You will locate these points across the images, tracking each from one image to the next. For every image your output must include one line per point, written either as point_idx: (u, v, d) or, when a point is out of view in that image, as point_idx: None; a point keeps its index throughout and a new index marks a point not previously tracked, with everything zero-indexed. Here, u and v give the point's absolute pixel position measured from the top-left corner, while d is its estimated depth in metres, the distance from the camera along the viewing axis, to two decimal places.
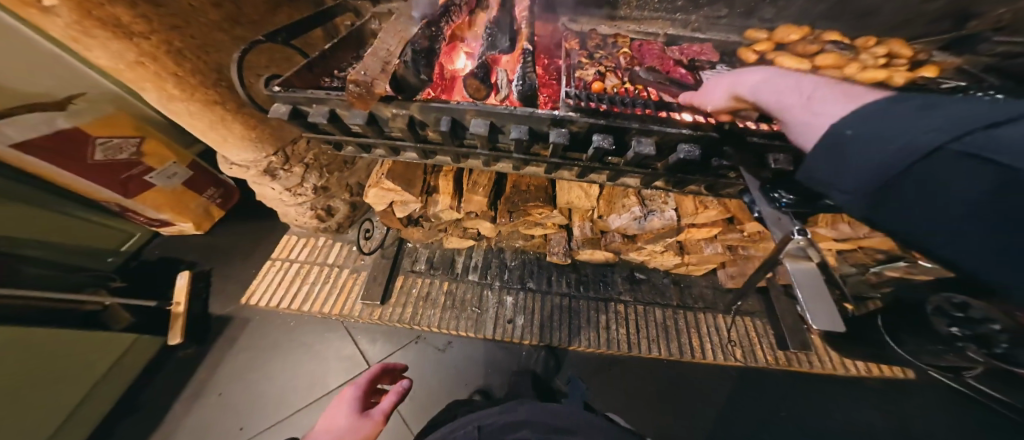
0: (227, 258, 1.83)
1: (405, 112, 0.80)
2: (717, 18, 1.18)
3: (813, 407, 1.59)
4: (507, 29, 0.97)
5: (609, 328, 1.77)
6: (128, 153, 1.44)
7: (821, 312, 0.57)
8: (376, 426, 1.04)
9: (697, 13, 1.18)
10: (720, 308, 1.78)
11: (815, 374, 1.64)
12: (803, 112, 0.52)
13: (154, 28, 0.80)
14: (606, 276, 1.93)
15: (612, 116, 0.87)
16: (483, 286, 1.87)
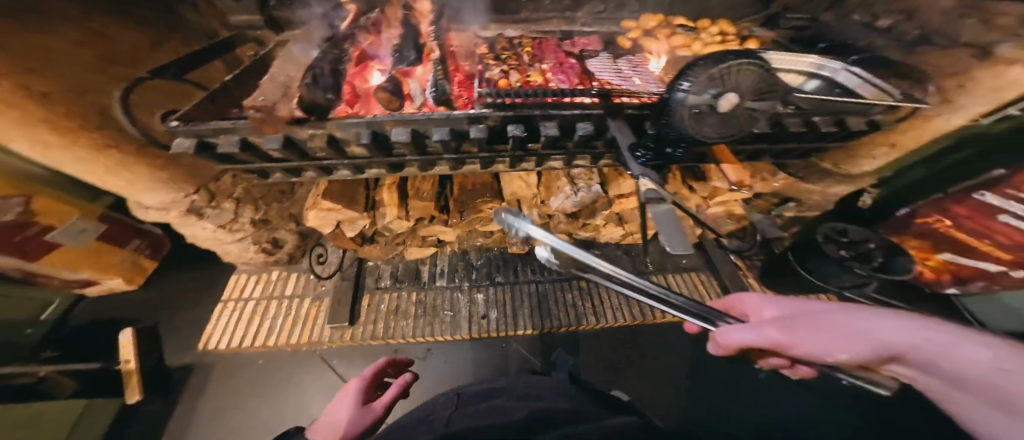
0: (175, 308, 1.74)
1: (322, 132, 0.84)
2: (598, 12, 1.33)
3: None
4: (412, 44, 1.02)
5: (576, 305, 1.89)
6: (14, 213, 1.18)
7: (675, 239, 0.65)
8: (380, 417, 1.02)
9: (581, 10, 1.33)
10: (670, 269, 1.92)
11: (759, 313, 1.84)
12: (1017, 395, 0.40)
13: (5, 71, 0.70)
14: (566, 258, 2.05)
15: (519, 106, 0.97)
16: (453, 289, 1.92)
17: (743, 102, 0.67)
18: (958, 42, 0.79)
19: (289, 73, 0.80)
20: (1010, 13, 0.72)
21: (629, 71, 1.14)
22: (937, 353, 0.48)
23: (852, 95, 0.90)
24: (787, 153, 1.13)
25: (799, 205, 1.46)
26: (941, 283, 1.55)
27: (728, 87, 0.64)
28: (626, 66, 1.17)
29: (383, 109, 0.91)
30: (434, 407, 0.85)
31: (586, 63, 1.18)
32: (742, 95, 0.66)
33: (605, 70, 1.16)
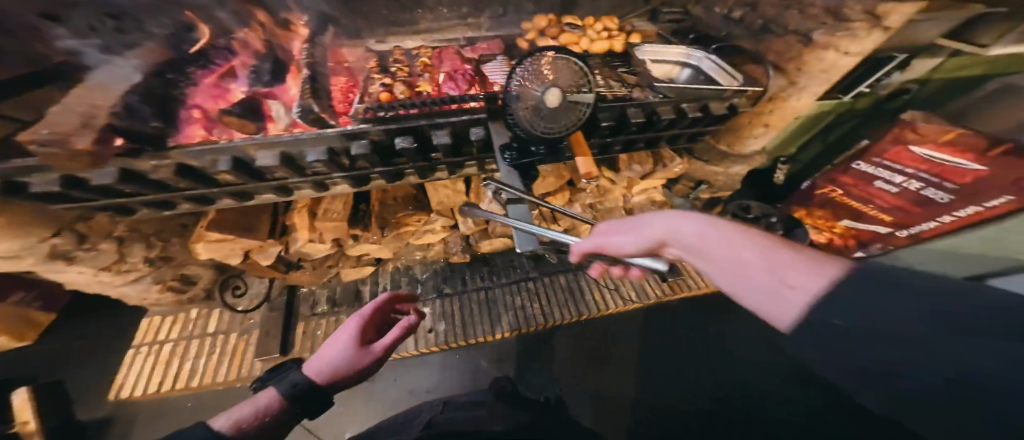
0: (80, 360, 1.58)
1: (167, 161, 0.76)
2: (497, 16, 1.24)
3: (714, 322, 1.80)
4: (271, 60, 0.97)
5: (523, 307, 1.82)
6: None
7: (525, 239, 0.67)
8: (379, 362, 0.79)
9: (481, 12, 1.22)
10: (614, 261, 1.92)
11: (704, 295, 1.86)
12: (746, 261, 0.43)
13: None
14: (514, 261, 1.98)
15: (401, 117, 0.88)
16: None
17: (570, 92, 0.65)
18: (789, 30, 0.88)
19: (95, 99, 0.69)
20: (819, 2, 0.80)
21: None
22: (696, 237, 0.50)
23: (710, 83, 0.98)
24: (678, 138, 1.17)
25: (710, 186, 1.50)
26: (849, 248, 1.56)
27: (548, 81, 0.64)
28: None
29: (240, 133, 0.81)
30: (420, 414, 0.90)
31: (480, 67, 1.08)
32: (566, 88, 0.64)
33: (499, 72, 1.10)
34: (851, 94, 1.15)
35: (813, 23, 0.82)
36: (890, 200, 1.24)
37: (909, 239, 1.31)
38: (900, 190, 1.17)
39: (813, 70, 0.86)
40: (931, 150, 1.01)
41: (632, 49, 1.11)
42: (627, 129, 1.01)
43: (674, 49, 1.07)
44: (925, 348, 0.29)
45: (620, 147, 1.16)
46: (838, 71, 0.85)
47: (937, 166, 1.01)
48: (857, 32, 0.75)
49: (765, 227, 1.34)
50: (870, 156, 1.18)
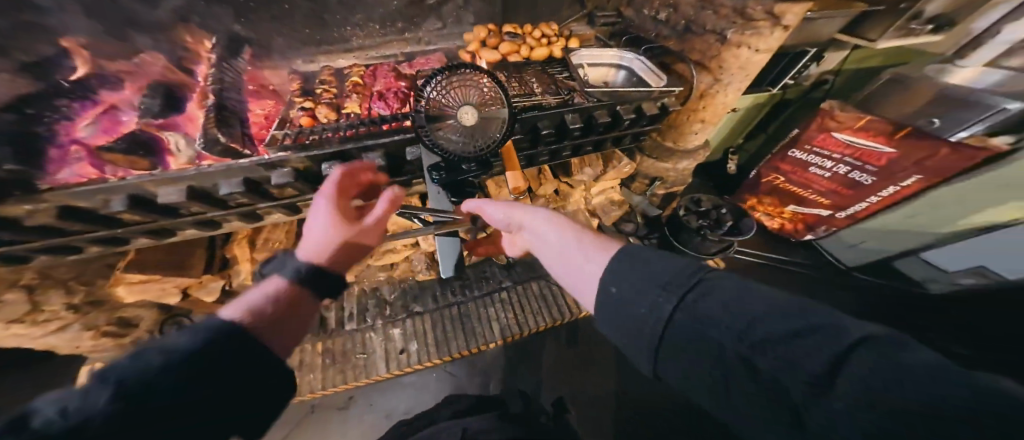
0: None
1: (45, 205, 0.66)
2: (439, 30, 1.03)
3: None
4: (161, 92, 0.88)
5: (499, 318, 1.72)
6: None
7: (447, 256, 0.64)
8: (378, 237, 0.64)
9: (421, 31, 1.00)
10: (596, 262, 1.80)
11: None
12: (574, 254, 0.50)
13: None
14: (487, 271, 1.85)
15: (324, 142, 0.77)
16: (365, 330, 1.64)
17: (485, 112, 0.60)
18: (706, 30, 0.96)
19: None
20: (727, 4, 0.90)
21: None
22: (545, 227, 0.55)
23: (642, 83, 1.02)
24: (625, 139, 1.20)
25: (664, 182, 1.54)
26: (800, 232, 1.60)
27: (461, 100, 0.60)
28: None
29: (128, 170, 0.72)
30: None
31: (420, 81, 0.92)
32: (480, 108, 0.60)
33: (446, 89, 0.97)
34: (776, 85, 1.44)
35: (724, 23, 0.91)
36: (826, 184, 1.35)
37: (848, 220, 1.41)
38: (833, 174, 1.29)
39: (732, 68, 0.96)
40: (852, 135, 1.16)
41: (571, 55, 1.09)
42: (568, 136, 1.00)
43: (608, 52, 1.07)
44: (739, 340, 0.30)
45: (568, 151, 1.16)
46: (754, 66, 0.97)
47: (858, 150, 1.17)
48: (761, 30, 0.86)
49: (715, 219, 1.39)
50: (800, 144, 1.30)
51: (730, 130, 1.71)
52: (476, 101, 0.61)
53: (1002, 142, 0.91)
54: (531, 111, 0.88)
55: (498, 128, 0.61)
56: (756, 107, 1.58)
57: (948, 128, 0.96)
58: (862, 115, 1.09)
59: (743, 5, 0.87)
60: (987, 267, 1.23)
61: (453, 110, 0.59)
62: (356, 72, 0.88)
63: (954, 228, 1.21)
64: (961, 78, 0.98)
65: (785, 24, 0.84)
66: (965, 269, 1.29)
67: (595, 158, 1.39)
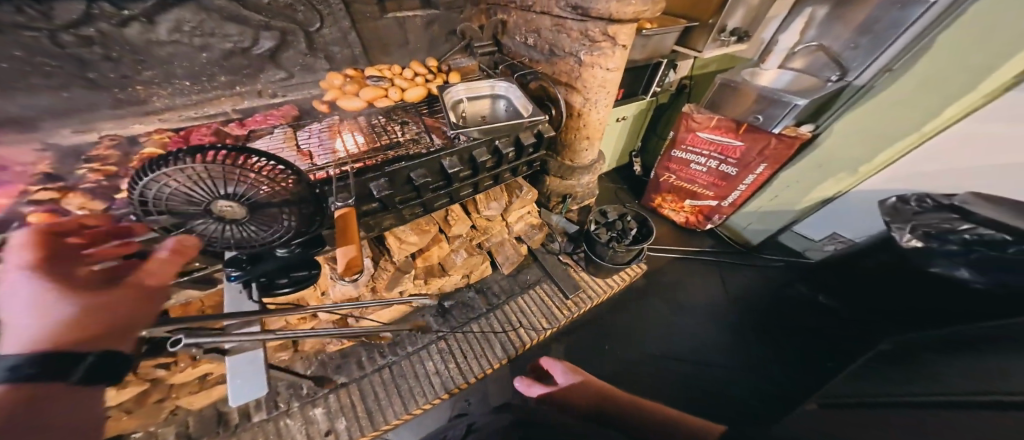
0: None
1: None
2: (284, 80, 0.89)
3: (689, 285, 1.59)
4: None
5: (460, 356, 1.31)
6: None
7: (247, 386, 0.57)
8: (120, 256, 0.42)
9: (257, 82, 0.86)
10: (558, 276, 1.54)
11: (662, 270, 1.65)
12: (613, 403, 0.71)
13: None
14: (421, 321, 1.39)
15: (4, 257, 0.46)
16: (276, 420, 1.09)
17: (271, 204, 0.51)
18: (565, 52, 1.05)
19: None
20: (575, 28, 0.98)
21: (316, 147, 0.76)
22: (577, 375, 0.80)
23: (516, 112, 1.00)
24: (528, 166, 1.18)
25: (575, 198, 1.57)
26: (701, 223, 1.75)
27: (218, 190, 0.46)
28: (315, 139, 0.78)
29: None
30: None
31: (255, 144, 0.73)
32: (261, 199, 0.50)
33: (317, 138, 0.78)
34: (647, 92, 1.62)
35: (576, 44, 1.01)
36: (707, 178, 1.56)
37: (731, 207, 1.60)
38: (709, 168, 1.52)
39: (593, 85, 1.06)
40: (711, 134, 1.42)
41: (445, 89, 0.97)
42: (453, 179, 0.91)
43: (485, 83, 1.02)
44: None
45: (469, 189, 1.05)
46: (610, 85, 1.07)
47: (719, 145, 1.42)
48: (605, 50, 0.97)
49: (621, 229, 1.47)
50: (678, 145, 1.54)
51: (626, 139, 1.90)
52: (251, 190, 0.48)
53: (807, 129, 1.27)
54: (399, 163, 0.77)
55: (293, 207, 0.53)
56: (640, 115, 1.77)
57: (769, 122, 1.26)
58: (711, 117, 1.37)
59: (587, 27, 0.96)
60: (838, 232, 1.45)
61: (203, 205, 0.47)
62: (157, 139, 0.71)
63: (806, 204, 1.43)
64: (764, 80, 1.41)
65: (620, 44, 0.96)
66: (825, 237, 1.50)
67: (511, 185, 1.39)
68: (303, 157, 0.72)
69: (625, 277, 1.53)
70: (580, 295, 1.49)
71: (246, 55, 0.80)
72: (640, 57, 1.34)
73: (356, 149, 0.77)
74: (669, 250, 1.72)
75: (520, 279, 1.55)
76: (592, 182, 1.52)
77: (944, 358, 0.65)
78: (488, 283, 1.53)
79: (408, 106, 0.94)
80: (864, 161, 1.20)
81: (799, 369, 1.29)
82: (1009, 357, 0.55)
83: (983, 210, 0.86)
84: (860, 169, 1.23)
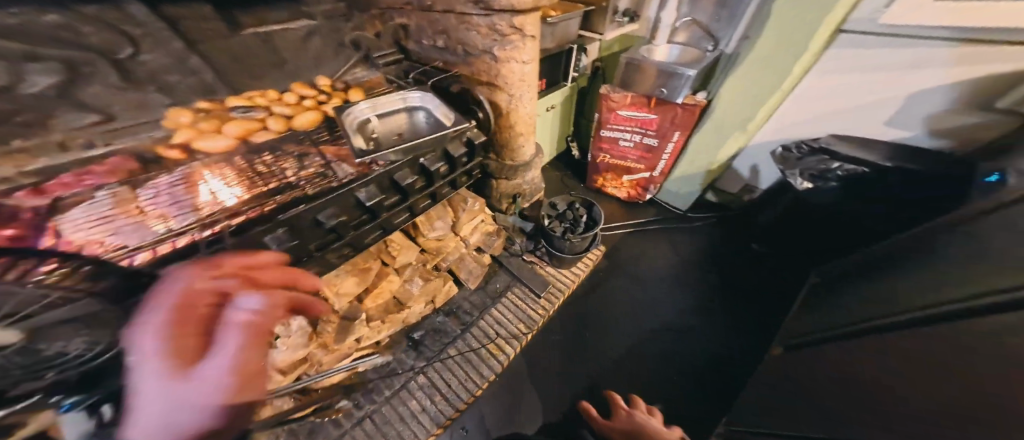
0: None
1: None
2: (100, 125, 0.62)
3: (645, 257, 1.70)
4: None
5: (449, 388, 1.19)
6: None
7: None
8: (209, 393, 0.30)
9: (50, 132, 0.56)
10: (525, 276, 1.52)
11: (620, 248, 1.74)
12: None
13: None
14: (394, 365, 1.22)
15: None
16: None
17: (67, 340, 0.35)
18: (479, 50, 0.98)
19: None
20: (483, 24, 0.92)
21: (174, 208, 0.55)
22: None
23: (436, 123, 0.89)
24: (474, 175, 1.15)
25: (524, 197, 1.55)
26: (641, 194, 1.87)
27: None
28: (165, 198, 0.56)
29: None
30: None
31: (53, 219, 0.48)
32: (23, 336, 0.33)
33: (172, 196, 0.56)
34: (567, 79, 1.66)
35: (488, 41, 0.95)
36: (635, 152, 1.68)
37: (661, 175, 1.75)
38: (636, 142, 1.64)
39: (514, 81, 1.03)
40: (629, 110, 1.53)
41: (342, 108, 0.80)
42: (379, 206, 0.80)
43: (393, 97, 0.88)
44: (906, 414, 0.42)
45: (405, 215, 0.93)
46: (530, 77, 1.05)
47: (639, 120, 1.54)
48: (517, 43, 0.94)
49: (572, 218, 1.50)
50: (604, 126, 1.63)
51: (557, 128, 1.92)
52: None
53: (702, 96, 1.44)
54: (298, 206, 0.62)
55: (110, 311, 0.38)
56: (565, 103, 1.82)
57: (672, 94, 1.39)
58: (625, 94, 1.48)
59: (494, 21, 0.91)
60: (750, 184, 1.70)
61: None
62: None
63: (717, 164, 1.61)
64: (659, 56, 1.54)
65: (529, 34, 0.94)
66: (741, 188, 1.75)
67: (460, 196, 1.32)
68: (140, 230, 0.51)
69: (587, 263, 1.62)
70: (551, 290, 1.50)
71: (8, 97, 0.55)
72: (551, 45, 1.34)
73: (241, 203, 0.59)
74: (620, 226, 1.83)
75: (490, 289, 1.49)
76: (537, 177, 1.52)
77: (881, 282, 0.76)
78: (458, 303, 1.43)
79: (311, 133, 0.76)
80: (749, 121, 1.39)
81: (754, 314, 1.47)
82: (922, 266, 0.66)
83: (841, 148, 1.17)
84: (748, 126, 1.42)
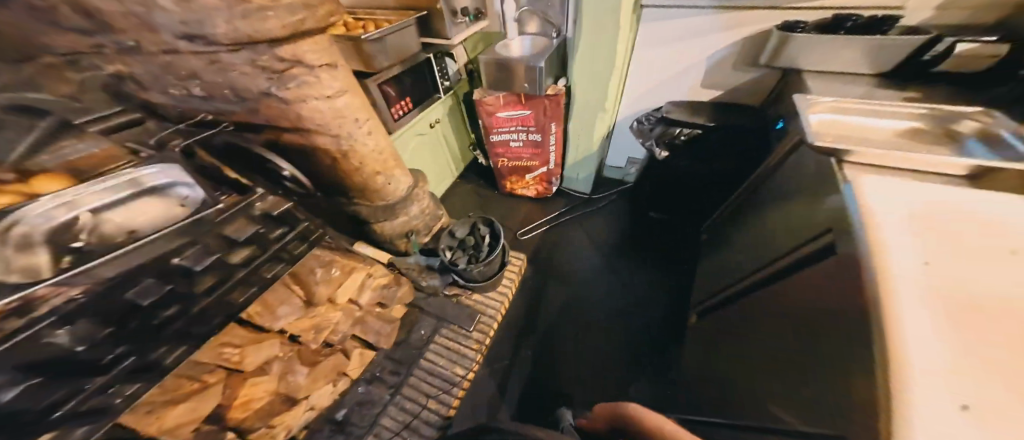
0: None
1: None
2: None
3: (568, 250, 1.70)
4: None
5: None
6: None
7: None
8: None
9: None
10: (449, 314, 1.41)
11: (543, 247, 1.72)
12: None
13: None
14: None
15: None
16: None
17: None
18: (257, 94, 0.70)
19: None
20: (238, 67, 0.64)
21: None
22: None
23: (194, 211, 0.62)
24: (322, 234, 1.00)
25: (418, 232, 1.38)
26: (547, 189, 1.88)
27: None
28: None
29: None
30: None
31: None
32: None
33: None
34: (440, 90, 1.49)
35: (260, 80, 0.68)
36: (527, 151, 1.67)
37: (559, 166, 1.77)
38: (524, 140, 1.62)
39: (327, 121, 0.83)
40: (507, 110, 1.50)
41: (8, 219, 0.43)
42: (126, 330, 0.58)
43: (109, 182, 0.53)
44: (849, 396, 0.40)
45: (223, 317, 0.76)
46: (351, 112, 0.87)
47: (518, 118, 1.52)
48: (304, 77, 0.74)
49: (474, 244, 1.37)
50: (490, 131, 1.60)
51: (450, 143, 1.83)
52: None
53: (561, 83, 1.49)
54: None
55: None
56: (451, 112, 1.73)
57: (536, 88, 1.37)
58: (498, 95, 1.44)
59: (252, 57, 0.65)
60: (632, 156, 1.85)
61: None
62: None
63: (598, 143, 1.66)
64: (515, 50, 1.52)
65: (316, 64, 0.75)
66: (626, 162, 1.89)
67: (318, 262, 1.17)
68: None
69: (513, 276, 1.53)
70: (480, 320, 1.40)
71: None
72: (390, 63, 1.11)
73: None
74: (533, 225, 1.82)
75: (414, 340, 1.35)
76: (427, 207, 1.35)
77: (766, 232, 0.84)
78: (379, 365, 1.29)
79: None
80: (603, 100, 1.46)
81: (677, 270, 1.57)
82: (793, 218, 0.72)
83: (677, 114, 1.33)
84: (606, 106, 1.49)
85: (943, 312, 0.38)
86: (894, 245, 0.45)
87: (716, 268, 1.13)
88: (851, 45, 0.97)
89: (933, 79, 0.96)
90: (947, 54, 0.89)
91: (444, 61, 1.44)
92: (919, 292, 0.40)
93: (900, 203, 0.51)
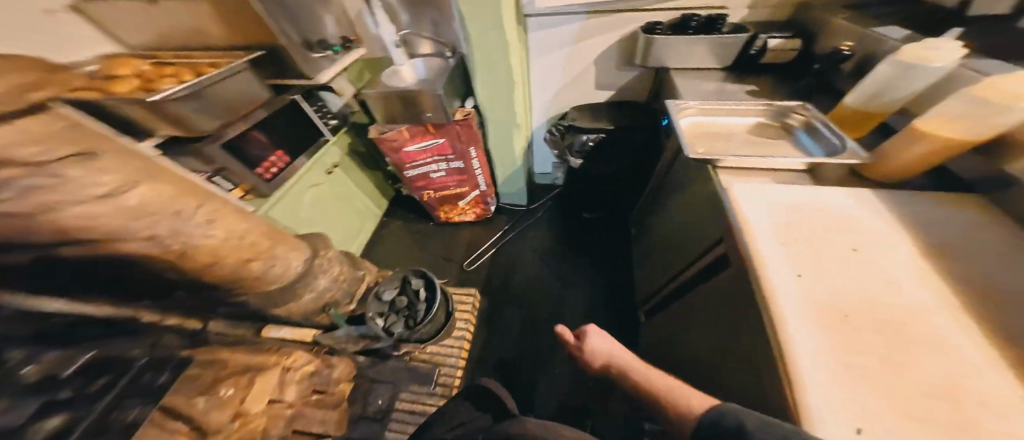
0: None
1: None
2: None
3: (517, 268, 1.67)
4: None
5: None
6: None
7: None
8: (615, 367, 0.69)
9: None
10: (404, 374, 1.27)
11: (493, 271, 1.67)
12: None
13: None
14: None
15: None
16: None
17: None
18: None
19: None
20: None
21: None
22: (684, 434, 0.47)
23: None
24: (162, 369, 0.85)
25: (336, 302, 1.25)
26: (484, 210, 1.79)
27: None
28: None
29: None
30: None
31: None
32: None
33: None
34: (325, 131, 1.29)
35: None
36: (450, 178, 1.54)
37: (491, 185, 1.66)
38: (445, 170, 1.49)
39: (122, 224, 0.58)
40: (415, 144, 1.34)
41: None
42: None
43: None
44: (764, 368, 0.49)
45: None
46: (176, 196, 0.65)
47: (431, 149, 1.36)
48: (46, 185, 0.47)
49: (407, 303, 1.25)
50: (404, 167, 1.44)
51: (355, 190, 1.61)
52: None
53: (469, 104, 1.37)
54: None
55: None
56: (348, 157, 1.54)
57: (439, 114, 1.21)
58: (398, 129, 1.27)
59: None
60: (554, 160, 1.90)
61: None
62: None
63: (521, 155, 1.58)
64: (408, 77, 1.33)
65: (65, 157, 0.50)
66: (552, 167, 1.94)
67: (191, 389, 0.86)
68: None
69: (468, 316, 1.45)
70: (441, 373, 1.28)
71: None
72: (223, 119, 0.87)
73: None
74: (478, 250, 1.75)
75: (371, 411, 1.19)
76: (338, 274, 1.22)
77: (684, 221, 0.91)
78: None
79: None
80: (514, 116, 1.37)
81: (624, 261, 1.63)
82: (700, 209, 0.78)
83: (582, 123, 1.39)
84: (519, 121, 1.41)
85: (815, 322, 0.44)
86: (770, 262, 0.52)
87: (654, 256, 1.20)
88: (694, 44, 1.13)
89: (764, 70, 1.15)
90: (764, 49, 1.08)
91: (318, 96, 1.23)
92: (794, 308, 0.46)
93: (768, 215, 0.59)
